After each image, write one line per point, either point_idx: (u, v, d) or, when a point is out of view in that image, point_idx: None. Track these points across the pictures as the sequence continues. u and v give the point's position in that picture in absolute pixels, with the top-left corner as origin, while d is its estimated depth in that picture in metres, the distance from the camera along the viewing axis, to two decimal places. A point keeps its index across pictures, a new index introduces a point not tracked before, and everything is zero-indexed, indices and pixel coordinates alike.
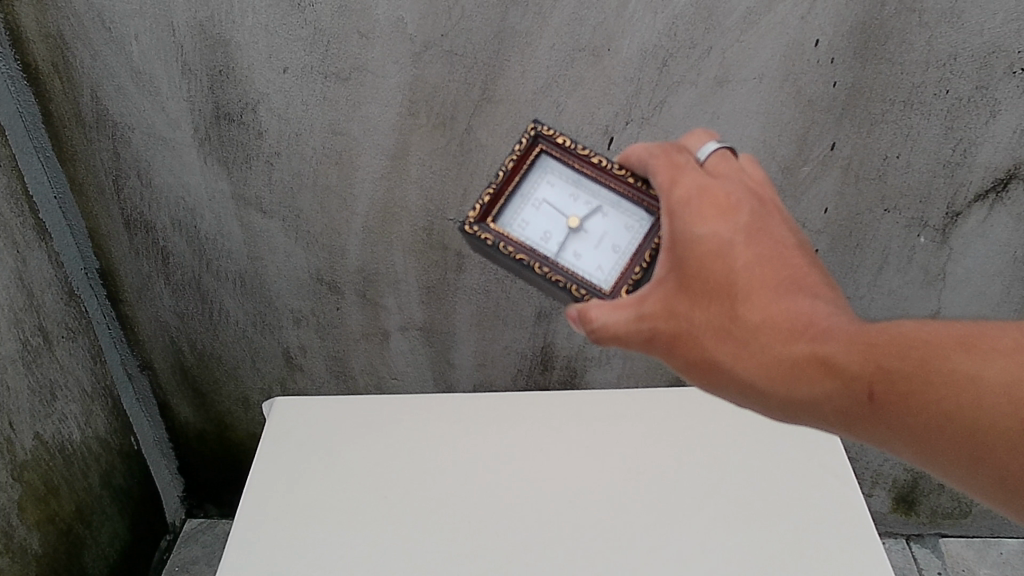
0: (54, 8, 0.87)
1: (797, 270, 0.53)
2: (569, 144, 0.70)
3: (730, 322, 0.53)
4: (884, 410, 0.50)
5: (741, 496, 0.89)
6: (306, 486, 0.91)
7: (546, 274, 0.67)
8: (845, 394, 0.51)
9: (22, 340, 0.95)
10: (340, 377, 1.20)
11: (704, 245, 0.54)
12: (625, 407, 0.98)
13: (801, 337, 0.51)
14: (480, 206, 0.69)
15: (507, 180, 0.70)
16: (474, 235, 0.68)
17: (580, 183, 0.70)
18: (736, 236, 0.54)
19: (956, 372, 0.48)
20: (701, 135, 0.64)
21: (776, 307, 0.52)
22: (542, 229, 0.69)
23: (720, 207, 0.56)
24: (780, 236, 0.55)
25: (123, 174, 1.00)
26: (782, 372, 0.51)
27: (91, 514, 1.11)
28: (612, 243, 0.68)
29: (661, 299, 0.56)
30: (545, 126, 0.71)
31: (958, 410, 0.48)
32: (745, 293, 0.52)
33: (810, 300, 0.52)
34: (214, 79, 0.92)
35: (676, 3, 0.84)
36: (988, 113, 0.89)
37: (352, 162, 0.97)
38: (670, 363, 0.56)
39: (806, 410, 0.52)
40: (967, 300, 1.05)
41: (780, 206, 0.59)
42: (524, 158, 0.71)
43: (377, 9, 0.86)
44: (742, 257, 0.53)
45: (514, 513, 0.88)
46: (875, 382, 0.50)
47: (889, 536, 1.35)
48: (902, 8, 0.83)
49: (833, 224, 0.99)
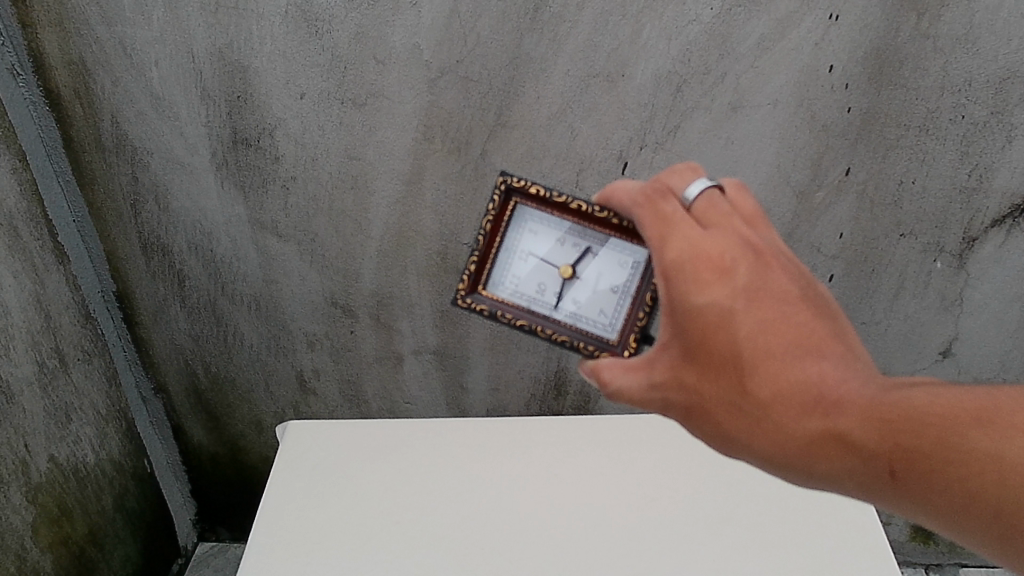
0: (77, 36, 0.89)
1: (804, 333, 0.51)
2: (542, 194, 0.68)
3: (740, 397, 0.52)
4: (908, 488, 0.47)
5: (757, 524, 0.88)
6: (317, 511, 0.91)
7: (550, 334, 0.68)
8: (866, 470, 0.48)
9: (38, 361, 0.95)
10: (354, 401, 1.20)
11: (705, 314, 0.53)
12: (639, 433, 0.98)
13: (815, 411, 0.49)
14: (468, 278, 0.69)
15: (488, 243, 0.69)
16: (470, 307, 0.69)
17: (565, 228, 0.69)
18: (736, 301, 0.52)
19: (975, 452, 0.46)
20: (685, 172, 0.60)
21: (785, 380, 0.50)
22: (537, 284, 0.70)
23: (715, 269, 0.53)
24: (781, 292, 0.53)
25: (142, 198, 1.01)
26: (800, 449, 0.50)
27: (104, 537, 1.10)
28: (609, 285, 0.69)
29: (669, 367, 0.55)
30: (514, 177, 0.68)
31: (981, 492, 0.45)
32: (752, 367, 0.51)
33: (820, 367, 0.50)
34: (233, 105, 0.93)
35: (690, 30, 0.85)
36: (1004, 138, 0.89)
37: (368, 187, 0.98)
38: (690, 430, 0.56)
39: (831, 482, 0.50)
40: (985, 326, 1.05)
41: (781, 251, 0.56)
42: (501, 215, 0.69)
43: (393, 35, 0.87)
44: (745, 325, 0.52)
45: (526, 541, 0.87)
46: (894, 459, 0.47)
47: (908, 566, 1.33)
48: (916, 34, 0.83)
49: (849, 249, 0.99)
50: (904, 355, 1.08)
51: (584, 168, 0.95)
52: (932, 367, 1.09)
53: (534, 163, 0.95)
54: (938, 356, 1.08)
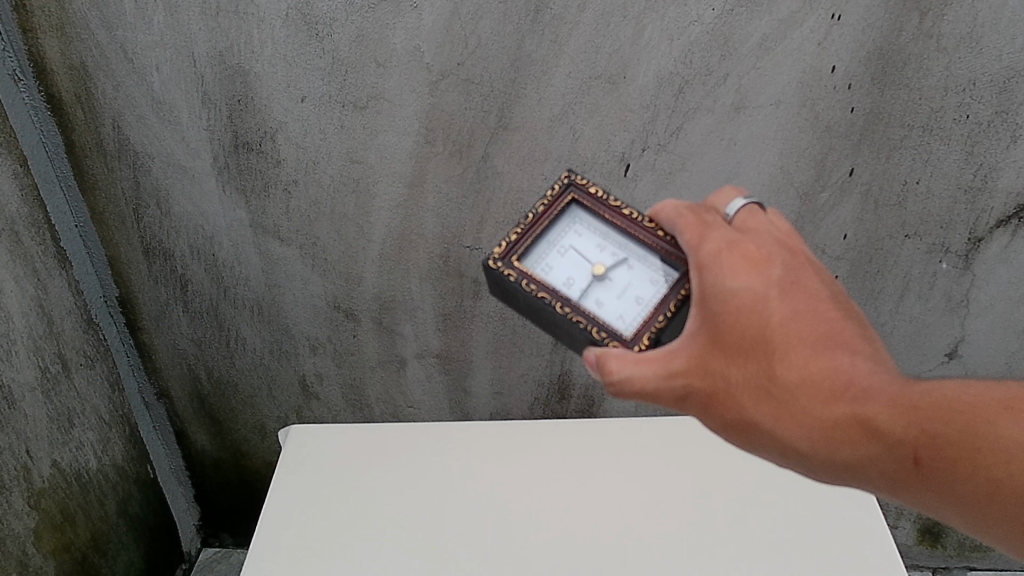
0: (77, 40, 0.89)
1: (835, 326, 0.53)
2: (600, 194, 0.71)
3: (767, 381, 0.52)
4: (931, 475, 0.49)
5: (765, 530, 0.87)
6: (321, 514, 0.91)
7: (567, 315, 0.66)
8: (891, 457, 0.50)
9: (41, 367, 0.95)
10: (357, 405, 1.20)
11: (737, 299, 0.53)
12: (644, 437, 0.97)
13: (843, 397, 0.50)
14: (507, 244, 0.69)
15: (536, 222, 0.71)
16: (498, 271, 0.68)
17: (608, 235, 0.71)
18: (770, 289, 0.54)
19: (1003, 440, 0.49)
20: (729, 192, 0.64)
21: (813, 366, 0.51)
22: (566, 274, 0.69)
23: (751, 260, 0.55)
24: (815, 290, 0.55)
25: (143, 203, 1.01)
26: (824, 434, 0.51)
27: (106, 543, 1.10)
28: (635, 293, 0.68)
29: (693, 355, 0.54)
30: (578, 176, 0.73)
31: (1006, 479, 0.48)
32: (782, 352, 0.52)
33: (849, 358, 0.51)
34: (234, 109, 0.92)
35: (691, 31, 0.84)
36: (1009, 138, 0.88)
37: (369, 191, 0.98)
38: (706, 420, 0.55)
39: (850, 471, 0.52)
40: (991, 327, 1.04)
41: (814, 258, 0.58)
42: (555, 205, 0.72)
43: (394, 38, 0.87)
44: (778, 311, 0.53)
45: (531, 546, 0.86)
46: (921, 447, 0.49)
47: (916, 570, 1.32)
48: (919, 34, 0.83)
49: (853, 250, 0.99)
50: (910, 356, 1.08)
51: (586, 170, 0.95)
52: (939, 368, 1.08)
53: (535, 166, 0.95)
54: (944, 357, 1.07)
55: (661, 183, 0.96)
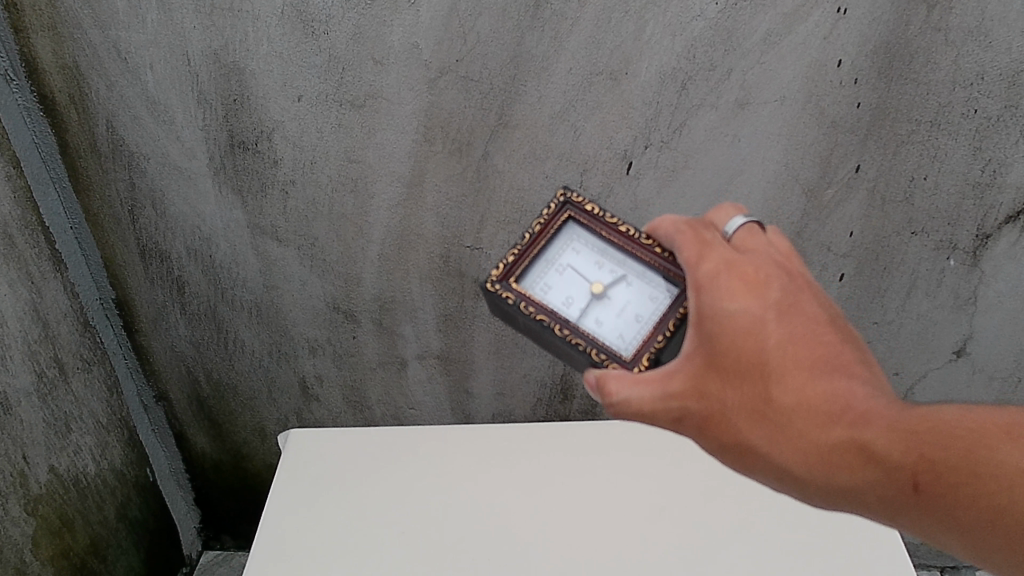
0: (70, 40, 0.87)
1: (833, 350, 0.51)
2: (597, 211, 0.70)
3: (764, 405, 0.51)
4: (930, 502, 0.49)
5: (771, 535, 0.86)
6: (320, 521, 0.89)
7: (566, 337, 0.65)
8: (889, 483, 0.49)
9: (37, 372, 0.94)
10: (357, 407, 1.19)
11: (734, 321, 0.52)
12: (648, 439, 0.95)
13: (840, 421, 0.49)
14: (504, 265, 0.68)
15: (533, 242, 0.69)
16: (496, 293, 0.67)
17: (606, 253, 0.69)
18: (769, 311, 0.52)
19: (1004, 467, 0.48)
20: (729, 210, 0.63)
21: (811, 390, 0.50)
22: (565, 294, 0.67)
23: (749, 281, 0.54)
24: (814, 313, 0.53)
25: (138, 204, 0.99)
26: (823, 460, 0.50)
27: (105, 548, 1.09)
28: (634, 312, 0.66)
29: (690, 376, 0.53)
30: (575, 193, 0.71)
31: (1007, 506, 0.48)
32: (780, 375, 0.50)
33: (848, 381, 0.50)
34: (230, 108, 0.91)
35: (694, 26, 0.83)
36: (1018, 133, 0.87)
37: (368, 190, 0.96)
38: (702, 443, 0.54)
39: (848, 497, 0.51)
40: (999, 325, 1.02)
41: (814, 280, 0.57)
42: (552, 224, 0.70)
43: (392, 35, 0.85)
44: (776, 335, 0.51)
45: (534, 554, 0.85)
46: (919, 472, 0.49)
47: (924, 569, 1.31)
48: (926, 27, 0.81)
49: (859, 247, 0.97)
50: (917, 354, 1.06)
51: (588, 168, 0.93)
52: (946, 366, 1.07)
53: (537, 164, 0.93)
54: (952, 355, 1.06)
55: (665, 181, 0.94)
